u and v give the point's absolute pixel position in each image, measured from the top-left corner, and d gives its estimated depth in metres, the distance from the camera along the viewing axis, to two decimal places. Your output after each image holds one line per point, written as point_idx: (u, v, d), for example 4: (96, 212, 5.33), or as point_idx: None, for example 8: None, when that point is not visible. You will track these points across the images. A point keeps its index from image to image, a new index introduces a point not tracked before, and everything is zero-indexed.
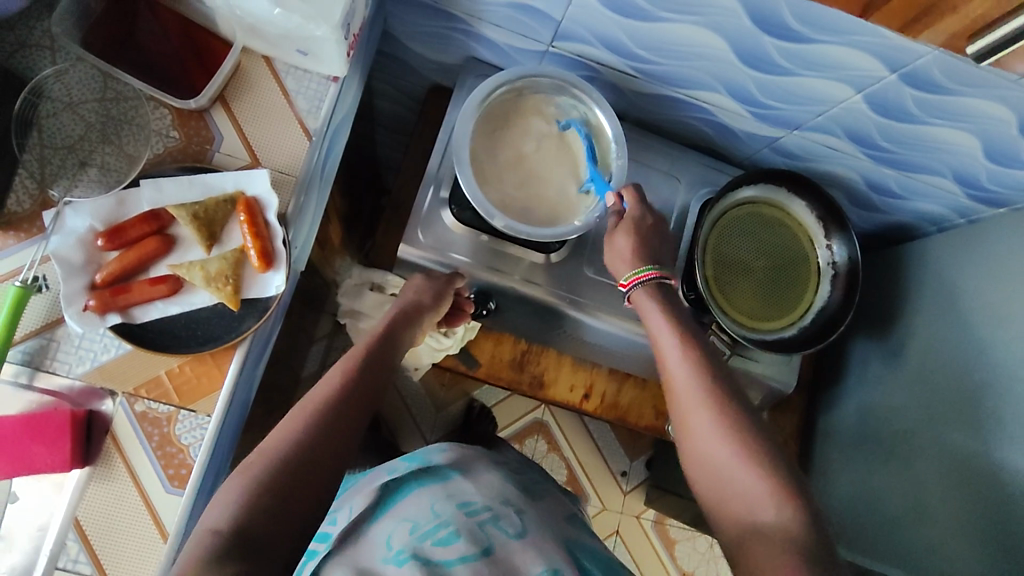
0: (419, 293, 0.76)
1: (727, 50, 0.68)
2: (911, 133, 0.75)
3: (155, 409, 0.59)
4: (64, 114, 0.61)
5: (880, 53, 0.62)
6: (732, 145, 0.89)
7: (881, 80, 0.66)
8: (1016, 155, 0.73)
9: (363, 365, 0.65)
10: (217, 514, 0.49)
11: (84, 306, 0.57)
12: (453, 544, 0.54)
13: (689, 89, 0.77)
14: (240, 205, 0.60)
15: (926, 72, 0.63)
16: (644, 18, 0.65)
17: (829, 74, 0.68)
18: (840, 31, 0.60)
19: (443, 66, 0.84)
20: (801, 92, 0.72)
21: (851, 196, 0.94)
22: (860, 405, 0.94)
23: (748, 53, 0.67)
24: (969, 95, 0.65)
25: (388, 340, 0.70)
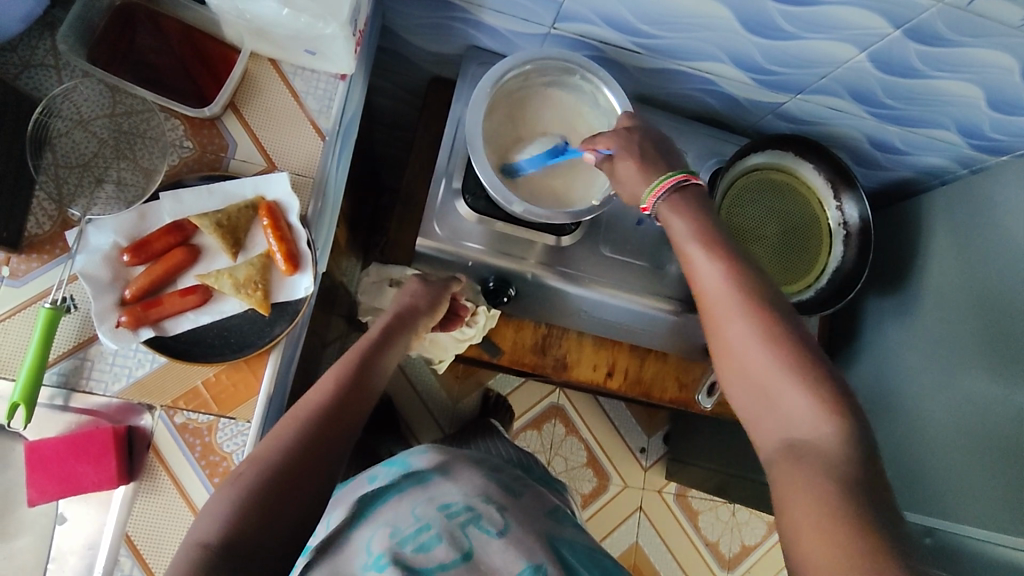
0: (415, 298, 0.76)
1: (730, 18, 0.68)
2: (914, 88, 0.75)
3: (195, 419, 0.59)
4: (77, 132, 0.60)
5: (884, 10, 0.63)
6: (735, 114, 0.89)
7: (885, 37, 0.67)
8: (1018, 102, 0.74)
9: (359, 365, 0.64)
10: (203, 529, 0.48)
11: (117, 323, 0.56)
12: (433, 551, 0.57)
13: (692, 61, 0.78)
14: (263, 209, 0.60)
15: (930, 25, 0.64)
16: None
17: (833, 35, 0.68)
18: None
19: (442, 57, 0.84)
20: (806, 55, 0.73)
21: (854, 155, 0.95)
22: (878, 362, 0.96)
23: (753, 20, 0.68)
24: (973, 45, 0.66)
25: (387, 342, 0.69)
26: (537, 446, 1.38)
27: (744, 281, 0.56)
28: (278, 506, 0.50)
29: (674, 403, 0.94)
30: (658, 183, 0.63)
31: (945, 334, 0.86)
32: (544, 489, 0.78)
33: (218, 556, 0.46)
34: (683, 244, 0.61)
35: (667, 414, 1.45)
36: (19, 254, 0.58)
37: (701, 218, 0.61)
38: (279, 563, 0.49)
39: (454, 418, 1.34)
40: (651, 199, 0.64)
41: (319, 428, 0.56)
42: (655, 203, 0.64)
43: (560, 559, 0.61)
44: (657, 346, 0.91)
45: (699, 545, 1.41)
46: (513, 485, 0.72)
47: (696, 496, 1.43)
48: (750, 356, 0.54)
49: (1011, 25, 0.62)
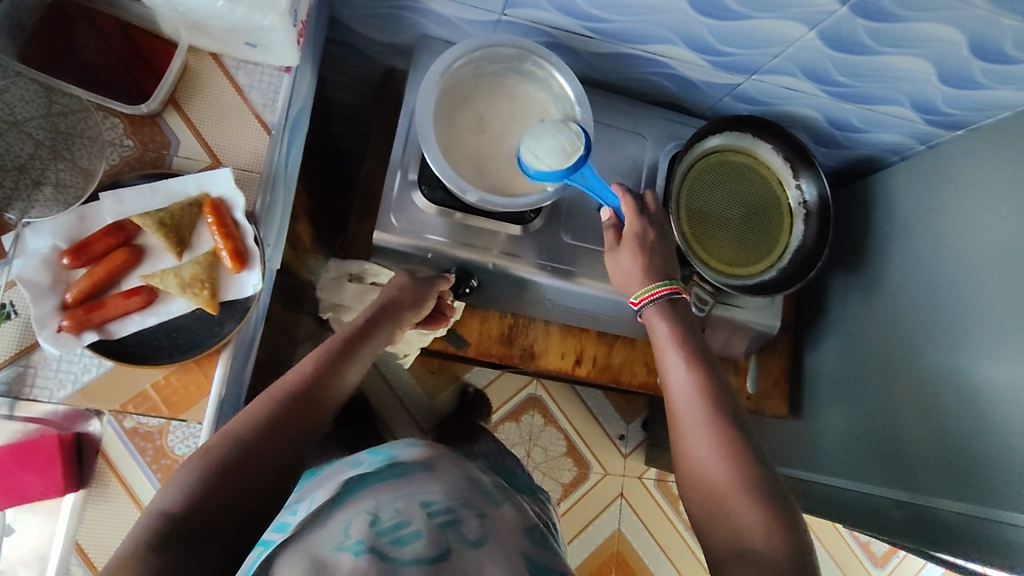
0: (401, 291, 0.76)
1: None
2: (866, 65, 0.75)
3: (145, 423, 0.58)
4: (11, 134, 0.58)
5: None
6: (693, 97, 0.89)
7: (832, 14, 0.67)
8: (968, 75, 0.74)
9: (335, 355, 0.65)
10: (164, 499, 0.49)
11: (58, 327, 0.55)
12: (409, 545, 0.51)
13: (645, 44, 0.77)
14: (208, 206, 0.59)
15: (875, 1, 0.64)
16: None
17: (782, 14, 0.68)
18: None
19: (395, 47, 0.83)
20: (757, 36, 0.72)
21: (814, 134, 0.95)
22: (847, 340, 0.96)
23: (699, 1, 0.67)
24: (919, 20, 0.66)
25: (364, 338, 0.69)
26: (516, 438, 1.37)
27: (710, 393, 0.65)
28: (233, 493, 0.51)
29: (643, 388, 0.94)
30: (647, 292, 0.72)
31: (908, 310, 0.87)
32: (520, 499, 0.77)
33: (175, 527, 0.47)
34: (664, 350, 0.69)
35: (645, 401, 1.45)
36: None
37: (681, 325, 0.71)
38: (235, 552, 0.49)
39: (431, 413, 1.34)
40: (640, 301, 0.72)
41: (281, 420, 0.56)
42: (643, 305, 0.72)
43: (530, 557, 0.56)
44: (624, 332, 0.91)
45: (680, 530, 1.42)
46: (494, 492, 0.70)
47: (675, 481, 1.44)
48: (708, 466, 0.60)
49: None
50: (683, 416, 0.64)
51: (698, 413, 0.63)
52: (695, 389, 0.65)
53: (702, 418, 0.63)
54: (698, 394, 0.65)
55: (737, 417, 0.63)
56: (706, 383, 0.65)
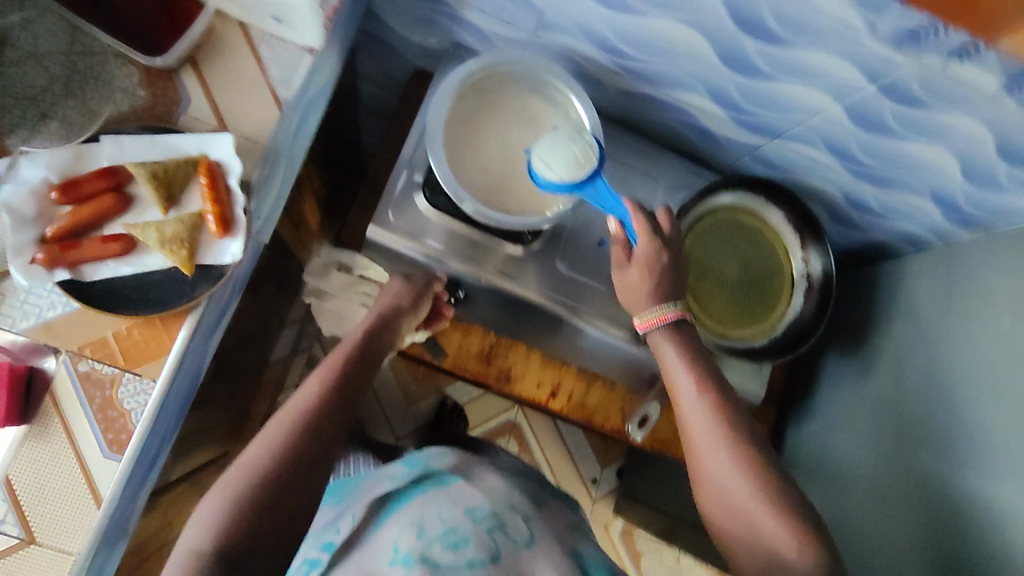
0: (398, 298, 0.77)
1: (709, 50, 0.67)
2: (889, 148, 0.74)
3: (99, 370, 0.57)
4: (29, 64, 0.60)
5: (861, 62, 0.62)
6: (713, 151, 0.88)
7: (861, 91, 0.66)
8: (993, 178, 0.72)
9: (344, 371, 0.65)
10: (196, 530, 0.49)
11: (32, 259, 0.55)
12: (464, 551, 0.53)
13: (671, 89, 0.77)
14: (204, 167, 0.59)
15: (905, 84, 0.63)
16: (628, 12, 0.65)
17: (810, 81, 0.68)
18: (820, 35, 0.60)
19: (427, 51, 0.84)
20: (783, 100, 0.72)
21: (830, 210, 0.93)
22: (835, 428, 0.93)
23: (729, 55, 0.67)
24: (945, 111, 0.65)
25: (368, 351, 0.71)
26: None
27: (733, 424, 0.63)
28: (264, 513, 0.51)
29: (614, 433, 0.92)
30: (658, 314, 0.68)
31: (898, 402, 0.84)
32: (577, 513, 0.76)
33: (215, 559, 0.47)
34: (674, 375, 0.67)
35: (623, 448, 1.42)
36: None
37: (692, 350, 0.68)
38: None
39: (407, 418, 1.32)
40: (646, 324, 0.69)
41: (301, 441, 0.56)
42: (650, 329, 0.69)
43: (581, 568, 0.59)
44: (606, 372, 0.90)
45: None
46: (537, 496, 0.72)
47: (641, 536, 1.40)
48: (735, 489, 0.59)
49: (983, 94, 0.60)
50: (696, 434, 0.63)
51: (717, 433, 0.62)
52: (709, 416, 0.63)
53: (722, 442, 0.61)
54: (715, 417, 0.63)
55: (717, 474, 0.61)
56: (728, 413, 0.63)
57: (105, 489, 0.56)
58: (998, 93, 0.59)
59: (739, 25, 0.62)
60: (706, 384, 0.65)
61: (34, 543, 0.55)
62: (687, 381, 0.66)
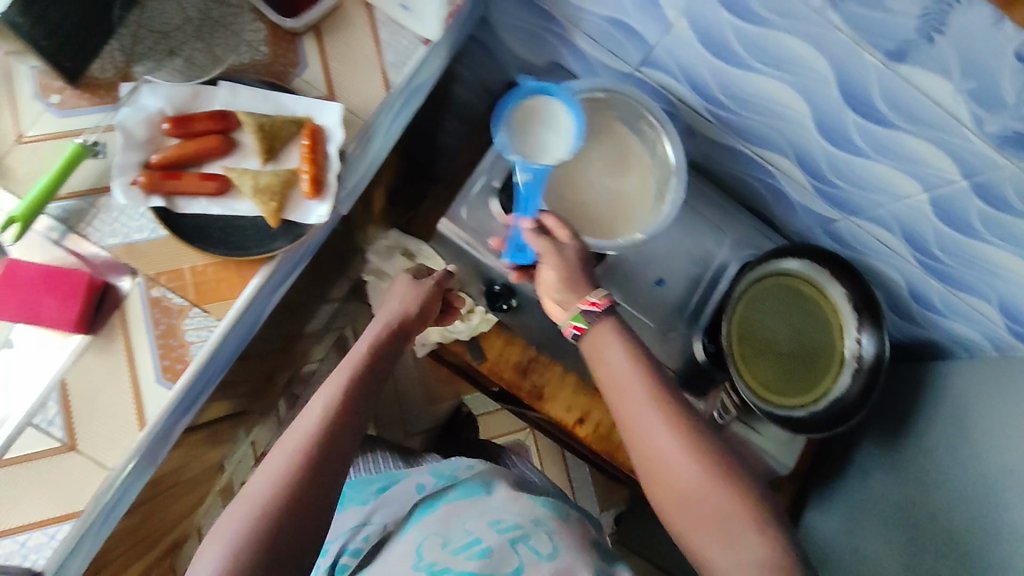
0: (405, 304, 0.70)
1: (808, 116, 0.68)
2: (968, 246, 0.74)
3: (170, 298, 0.59)
4: (169, 3, 0.64)
5: (959, 157, 0.62)
6: (786, 216, 0.89)
7: (952, 184, 0.66)
8: None
9: (349, 388, 0.58)
10: None
11: (133, 181, 0.58)
12: (480, 560, 0.55)
13: (759, 147, 0.78)
14: (308, 130, 0.62)
15: (999, 186, 0.63)
16: (735, 65, 0.67)
17: (902, 165, 0.68)
18: (924, 122, 0.61)
19: (528, 66, 0.87)
20: (870, 178, 0.72)
21: (890, 298, 0.92)
22: (869, 517, 0.92)
23: (827, 125, 0.68)
24: None
25: (378, 363, 0.63)
26: None
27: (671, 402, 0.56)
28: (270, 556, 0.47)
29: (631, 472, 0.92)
30: None
31: (939, 499, 0.82)
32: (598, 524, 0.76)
33: None
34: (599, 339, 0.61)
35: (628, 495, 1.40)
36: (73, 89, 0.61)
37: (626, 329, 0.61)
38: None
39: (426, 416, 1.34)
40: (608, 303, 0.61)
41: (301, 478, 0.50)
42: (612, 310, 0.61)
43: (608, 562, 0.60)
44: None
45: None
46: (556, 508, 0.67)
47: None
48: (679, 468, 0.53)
49: None
50: (625, 382, 0.57)
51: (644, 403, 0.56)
52: (648, 389, 0.57)
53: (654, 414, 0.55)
54: (635, 359, 0.58)
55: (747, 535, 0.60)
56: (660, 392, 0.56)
57: (153, 413, 0.57)
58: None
59: (847, 97, 0.63)
60: (640, 353, 0.59)
61: (73, 451, 0.56)
62: (621, 345, 0.60)
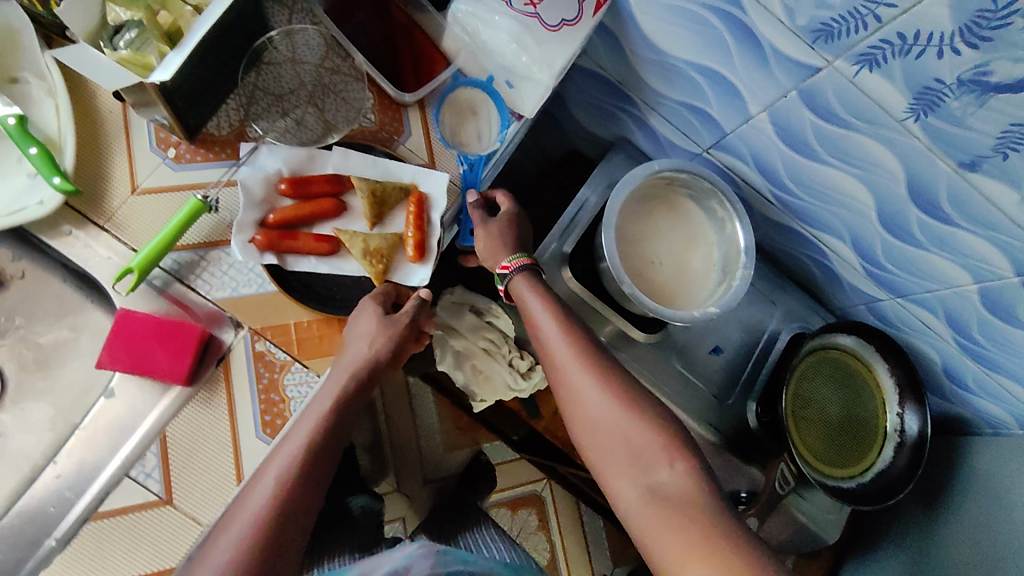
0: (377, 346, 0.58)
1: (872, 206, 0.73)
2: (1011, 336, 0.77)
3: (273, 353, 0.60)
4: (285, 67, 0.66)
5: (1013, 257, 0.67)
6: (831, 292, 0.93)
7: (1003, 279, 0.71)
8: None
9: (298, 475, 0.50)
10: None
11: (250, 238, 0.59)
12: None
13: (816, 229, 0.83)
14: (415, 198, 0.64)
15: None
16: (807, 155, 0.72)
17: (957, 258, 0.73)
18: (986, 223, 0.65)
19: (594, 138, 0.92)
20: (924, 268, 0.77)
21: (928, 375, 0.95)
22: None
23: (889, 216, 0.73)
24: None
25: (331, 435, 0.54)
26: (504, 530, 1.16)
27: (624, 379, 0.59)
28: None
29: None
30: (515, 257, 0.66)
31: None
32: None
33: None
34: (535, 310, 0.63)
35: None
36: (189, 145, 0.62)
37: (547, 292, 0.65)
38: None
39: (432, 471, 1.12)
40: (508, 265, 0.66)
41: None
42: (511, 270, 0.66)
43: None
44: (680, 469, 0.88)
45: None
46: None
47: None
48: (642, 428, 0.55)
49: None
50: (552, 352, 0.61)
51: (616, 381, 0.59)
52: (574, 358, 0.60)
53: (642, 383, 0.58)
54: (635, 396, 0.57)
55: None
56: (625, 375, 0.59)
57: (249, 469, 0.57)
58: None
59: (915, 196, 0.68)
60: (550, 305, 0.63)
61: (168, 505, 0.56)
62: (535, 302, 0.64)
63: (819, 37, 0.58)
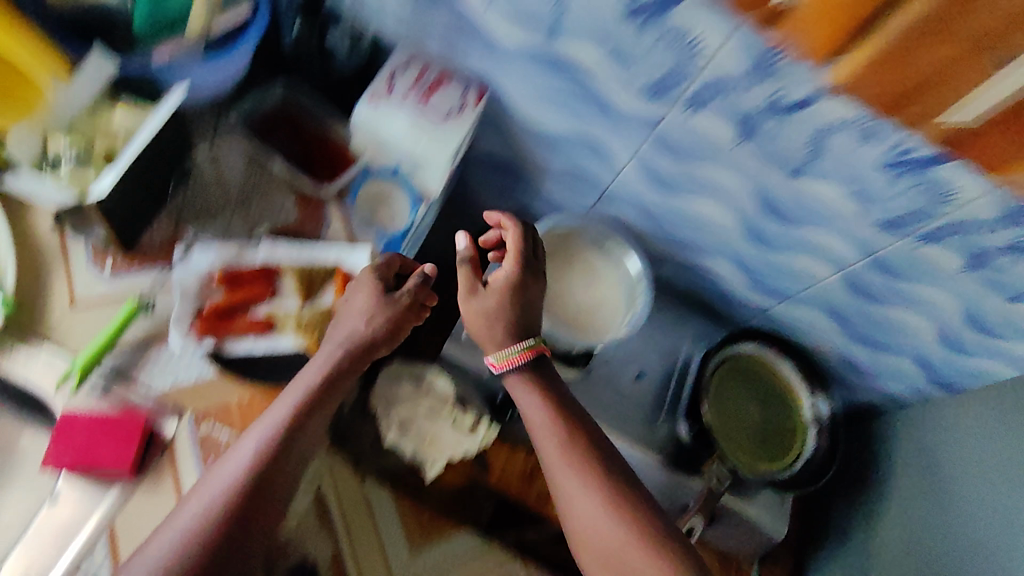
0: (375, 329, 0.66)
1: (737, 224, 0.86)
2: (880, 313, 0.90)
3: (217, 432, 0.63)
4: (210, 179, 0.72)
5: (856, 242, 0.80)
6: (731, 310, 1.05)
7: (856, 265, 0.84)
8: (963, 343, 0.85)
9: (279, 451, 0.56)
10: None
11: (188, 330, 0.66)
12: None
13: (702, 255, 0.95)
14: (341, 275, 0.70)
15: (893, 262, 0.80)
16: (675, 191, 0.85)
17: (816, 254, 0.86)
18: (826, 218, 0.79)
19: (498, 212, 1.04)
20: (793, 268, 0.90)
21: (832, 371, 1.06)
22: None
23: (753, 230, 0.86)
24: (923, 285, 0.81)
25: (322, 400, 0.61)
26: None
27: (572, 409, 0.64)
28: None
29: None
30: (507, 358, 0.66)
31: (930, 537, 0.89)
32: None
33: None
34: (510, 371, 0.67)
35: None
36: (123, 258, 0.69)
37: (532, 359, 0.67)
38: None
39: None
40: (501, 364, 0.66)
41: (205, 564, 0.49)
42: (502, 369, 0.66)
43: None
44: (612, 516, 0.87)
45: None
46: None
47: None
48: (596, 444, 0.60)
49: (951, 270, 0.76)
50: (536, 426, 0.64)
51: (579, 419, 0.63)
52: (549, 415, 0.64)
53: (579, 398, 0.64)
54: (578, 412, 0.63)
55: None
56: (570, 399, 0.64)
57: None
58: (960, 271, 0.76)
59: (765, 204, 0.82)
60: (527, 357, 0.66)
61: None
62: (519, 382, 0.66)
63: (653, 90, 0.71)
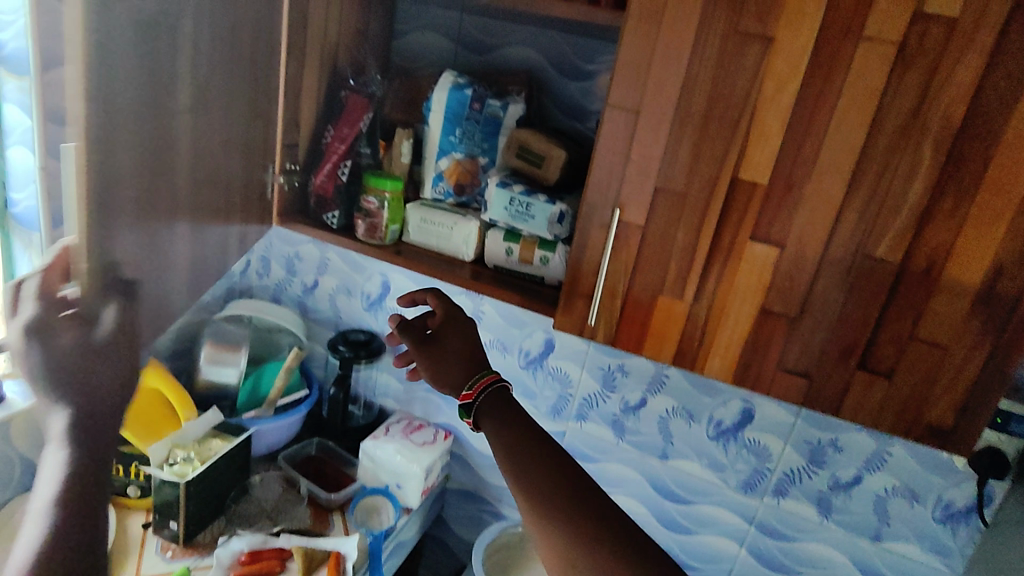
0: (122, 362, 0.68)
1: (640, 449, 1.30)
2: (774, 494, 1.22)
3: None
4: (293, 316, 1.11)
5: (714, 468, 1.25)
6: (663, 509, 1.32)
7: (723, 483, 1.25)
8: (828, 497, 1.18)
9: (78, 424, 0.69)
10: None
11: None
12: None
13: (633, 451, 1.30)
14: None
15: (742, 481, 1.24)
16: (599, 413, 1.31)
17: (703, 470, 1.26)
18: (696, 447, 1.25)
19: None
20: (700, 450, 1.25)
21: (759, 563, 1.27)
22: None
23: (654, 448, 1.28)
24: (785, 448, 1.18)
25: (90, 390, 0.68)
26: None
27: None
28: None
29: None
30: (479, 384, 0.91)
31: None
32: None
33: None
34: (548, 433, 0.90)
35: None
36: None
37: None
38: None
39: None
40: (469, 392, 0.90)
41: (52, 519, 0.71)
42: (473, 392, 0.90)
43: None
44: None
45: None
46: None
47: None
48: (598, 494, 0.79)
49: (793, 422, 1.17)
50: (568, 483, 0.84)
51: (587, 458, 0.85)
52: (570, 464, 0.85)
53: None
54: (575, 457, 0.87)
55: None
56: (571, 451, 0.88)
57: None
58: (795, 416, 1.16)
59: (663, 442, 1.27)
60: None
61: None
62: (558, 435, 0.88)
63: (573, 368, 1.30)
